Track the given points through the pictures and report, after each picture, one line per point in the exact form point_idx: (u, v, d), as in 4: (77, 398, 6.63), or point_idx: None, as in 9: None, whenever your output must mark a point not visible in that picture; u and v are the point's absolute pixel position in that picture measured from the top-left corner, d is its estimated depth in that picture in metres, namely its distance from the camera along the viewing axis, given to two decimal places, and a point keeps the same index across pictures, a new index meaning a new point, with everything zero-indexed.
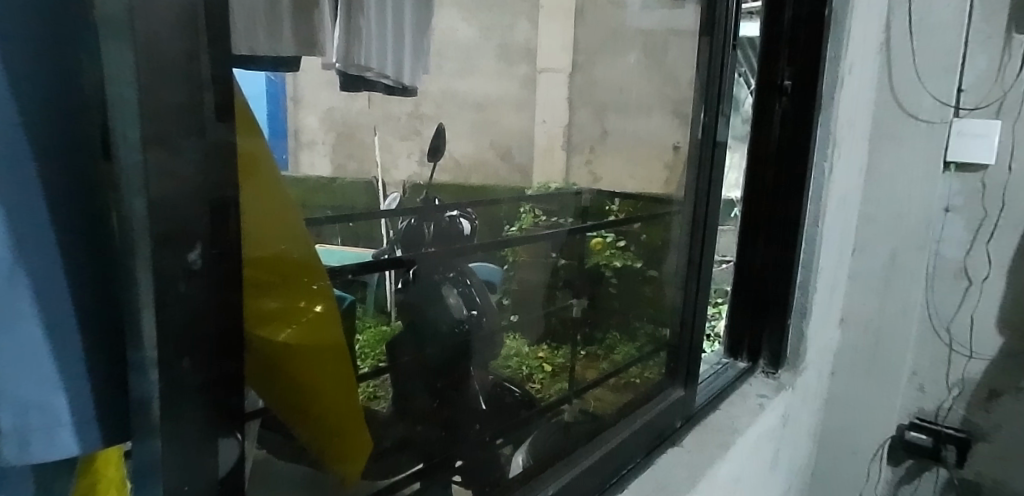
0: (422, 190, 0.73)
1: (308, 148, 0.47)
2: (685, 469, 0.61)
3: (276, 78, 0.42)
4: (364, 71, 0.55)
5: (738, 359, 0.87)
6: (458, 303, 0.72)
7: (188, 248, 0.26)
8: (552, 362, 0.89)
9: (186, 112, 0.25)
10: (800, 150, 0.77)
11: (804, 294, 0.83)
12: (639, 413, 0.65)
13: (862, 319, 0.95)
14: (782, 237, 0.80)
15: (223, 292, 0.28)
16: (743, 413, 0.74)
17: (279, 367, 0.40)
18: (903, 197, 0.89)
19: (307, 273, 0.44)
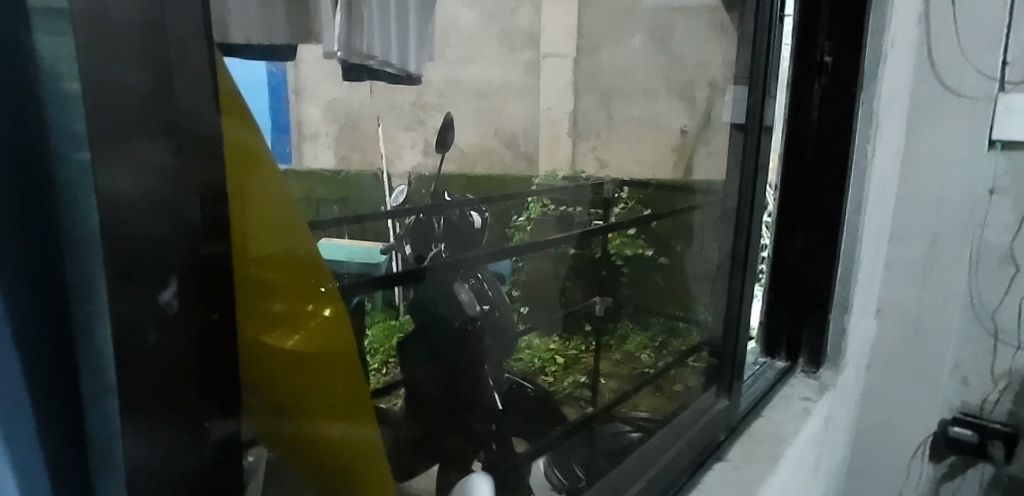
0: (431, 183, 0.68)
1: (313, 140, 0.45)
2: (736, 487, 0.62)
3: (279, 70, 0.40)
4: (366, 60, 0.51)
5: (777, 357, 0.93)
6: (470, 300, 0.70)
7: (158, 287, 0.23)
8: (563, 354, 0.91)
9: (151, 111, 0.22)
10: (840, 129, 0.82)
11: (845, 287, 0.88)
12: (683, 430, 0.67)
13: (896, 309, 1.02)
14: (826, 231, 0.85)
15: (206, 332, 0.26)
16: (788, 420, 0.76)
17: (287, 377, 0.40)
18: (944, 182, 0.96)
19: (314, 277, 0.42)
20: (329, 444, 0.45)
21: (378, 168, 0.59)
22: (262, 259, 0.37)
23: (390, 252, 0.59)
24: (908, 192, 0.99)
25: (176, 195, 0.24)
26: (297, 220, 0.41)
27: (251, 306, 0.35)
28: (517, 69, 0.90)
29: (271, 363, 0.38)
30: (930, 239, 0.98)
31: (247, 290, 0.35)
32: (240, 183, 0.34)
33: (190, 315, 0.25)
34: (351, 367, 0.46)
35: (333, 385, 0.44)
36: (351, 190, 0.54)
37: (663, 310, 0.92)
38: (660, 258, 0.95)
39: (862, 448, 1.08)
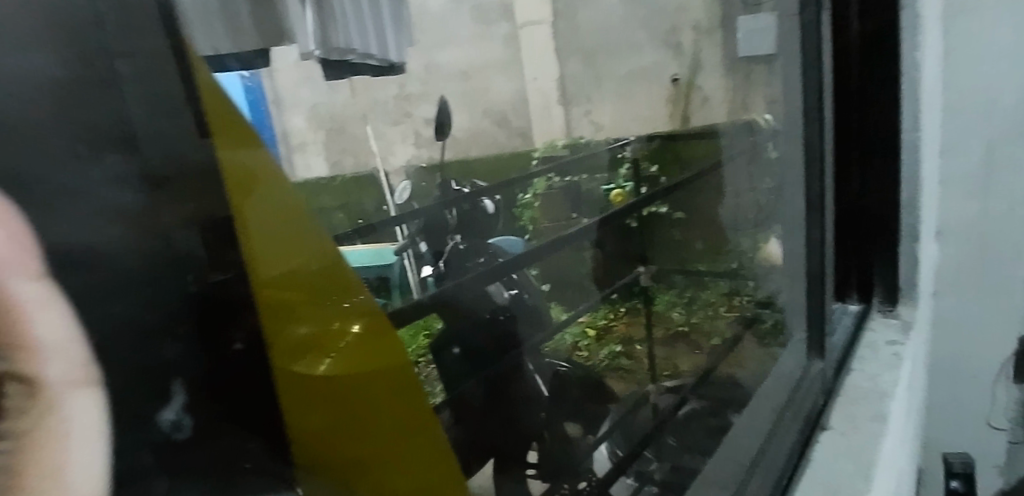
0: (434, 173, 0.65)
1: (301, 150, 0.41)
2: (850, 460, 0.67)
3: (254, 81, 0.37)
4: (346, 56, 0.48)
5: (850, 299, 1.09)
6: (497, 288, 0.71)
7: (160, 407, 0.27)
8: (594, 326, 0.89)
9: (108, 183, 0.25)
10: (879, 43, 0.94)
11: (911, 214, 1.03)
12: (787, 410, 0.74)
13: (963, 228, 1.24)
14: (881, 159, 0.98)
15: (203, 423, 0.29)
16: (880, 370, 0.87)
17: (326, 403, 0.38)
18: (1002, 84, 1.13)
19: (343, 291, 0.40)
20: (388, 468, 0.43)
21: (375, 168, 0.55)
22: (278, 287, 0.35)
23: (402, 252, 0.55)
24: (957, 100, 1.18)
25: (163, 317, 0.27)
26: (315, 233, 0.38)
27: (271, 337, 0.34)
28: (495, 45, 0.76)
29: (305, 394, 0.36)
30: (986, 144, 1.17)
31: (264, 323, 0.34)
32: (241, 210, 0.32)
33: (197, 411, 0.29)
34: (391, 383, 0.44)
35: (378, 406, 0.42)
36: (353, 194, 0.50)
37: (698, 263, 1.02)
38: (676, 213, 1.03)
39: (945, 378, 1.33)
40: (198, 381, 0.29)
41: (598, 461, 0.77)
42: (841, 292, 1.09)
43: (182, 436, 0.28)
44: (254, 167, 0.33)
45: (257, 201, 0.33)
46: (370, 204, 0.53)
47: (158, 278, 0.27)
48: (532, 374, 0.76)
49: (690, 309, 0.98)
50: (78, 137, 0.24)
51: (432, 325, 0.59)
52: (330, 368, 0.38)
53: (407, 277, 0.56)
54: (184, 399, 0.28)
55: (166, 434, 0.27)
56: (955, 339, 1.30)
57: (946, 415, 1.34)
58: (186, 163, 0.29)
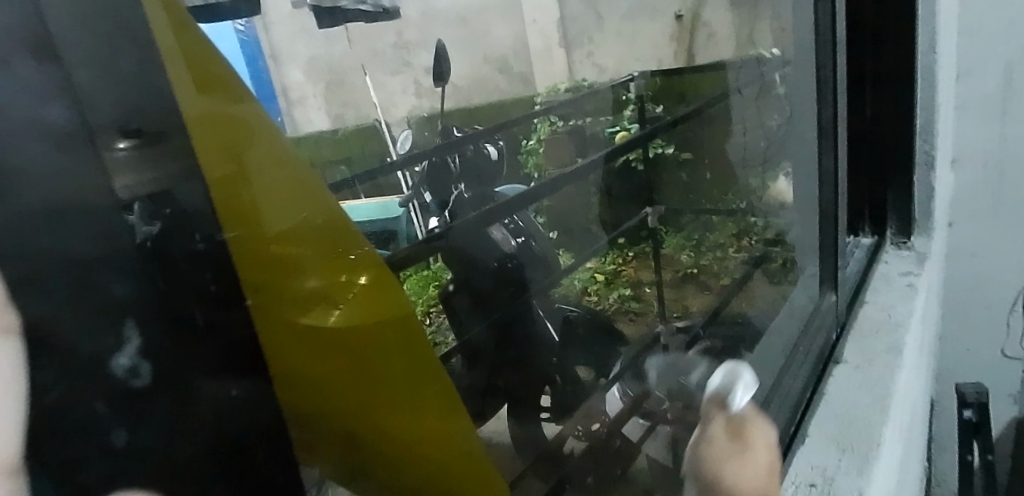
0: (436, 121, 0.63)
1: (302, 104, 0.41)
2: (864, 389, 0.74)
3: (251, 34, 0.37)
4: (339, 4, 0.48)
5: (863, 234, 1.09)
6: (505, 236, 0.71)
7: (113, 350, 0.24)
8: (603, 272, 0.88)
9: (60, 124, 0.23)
10: None
11: (927, 141, 1.02)
12: (801, 348, 0.80)
13: (976, 156, 1.28)
14: (896, 86, 0.98)
15: (174, 367, 0.27)
16: (895, 302, 0.92)
17: (325, 355, 0.37)
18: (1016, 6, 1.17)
19: (339, 242, 0.39)
20: (392, 428, 0.43)
21: (377, 119, 0.53)
22: (270, 245, 0.34)
23: (409, 204, 0.55)
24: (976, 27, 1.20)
25: (112, 253, 0.24)
26: (311, 185, 0.38)
27: (267, 296, 0.33)
28: None
29: (304, 354, 0.35)
30: None
31: (261, 280, 0.33)
32: (226, 163, 0.31)
33: (161, 358, 0.26)
34: (394, 334, 0.44)
35: (377, 364, 0.42)
36: (357, 146, 0.49)
37: (704, 203, 1.01)
38: (683, 153, 1.01)
39: (953, 305, 1.39)
40: (161, 323, 0.26)
41: (611, 400, 0.78)
42: (854, 226, 1.09)
43: (144, 383, 0.26)
44: (231, 110, 0.32)
45: (242, 150, 0.32)
46: (375, 155, 0.52)
47: (100, 211, 0.24)
48: (543, 319, 0.77)
49: (698, 250, 0.97)
50: (41, 69, 0.23)
51: (440, 275, 0.59)
52: (328, 326, 0.38)
53: (414, 227, 0.56)
54: (143, 343, 0.25)
55: (120, 379, 0.25)
56: (969, 269, 1.36)
57: (953, 343, 1.41)
58: (153, 100, 0.27)
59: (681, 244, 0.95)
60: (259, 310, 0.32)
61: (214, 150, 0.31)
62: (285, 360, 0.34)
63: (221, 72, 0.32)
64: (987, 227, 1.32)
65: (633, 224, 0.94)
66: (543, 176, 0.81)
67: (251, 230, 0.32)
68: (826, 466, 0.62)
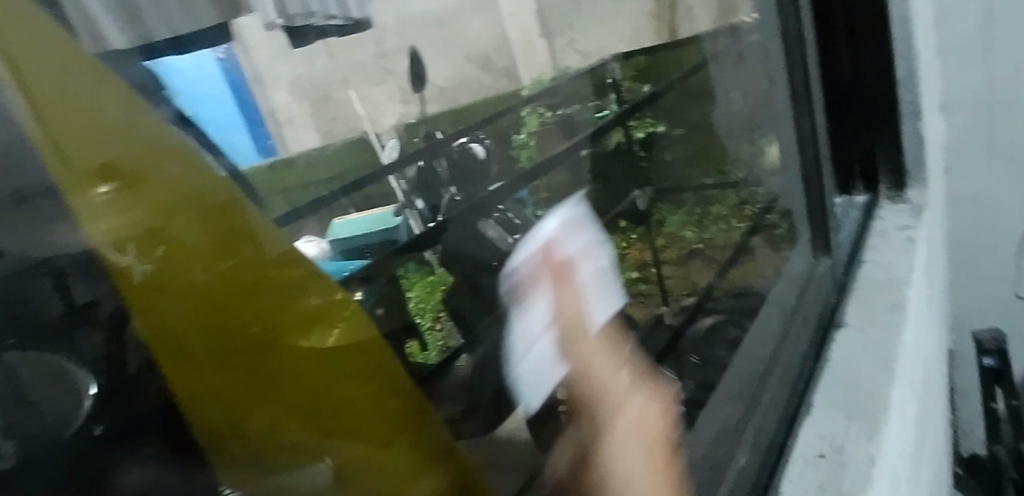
0: (421, 126, 0.62)
1: (291, 125, 0.41)
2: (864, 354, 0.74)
3: (230, 60, 0.37)
4: (308, 18, 0.47)
5: (855, 191, 1.11)
6: (499, 234, 0.69)
7: (75, 408, 0.26)
8: (609, 256, 0.85)
9: (45, 181, 0.26)
10: None
11: (911, 92, 1.01)
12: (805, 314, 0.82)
13: (966, 102, 1.28)
14: (871, 42, 0.97)
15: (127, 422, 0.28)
16: (891, 256, 0.94)
17: (296, 388, 0.36)
18: None
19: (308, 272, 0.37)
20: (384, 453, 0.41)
21: (366, 129, 0.53)
22: (215, 285, 0.33)
23: (403, 212, 0.55)
24: None
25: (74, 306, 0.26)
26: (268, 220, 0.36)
27: (227, 342, 0.33)
28: None
29: (264, 387, 0.34)
30: None
31: (213, 330, 0.32)
32: (154, 209, 0.30)
33: (129, 403, 0.28)
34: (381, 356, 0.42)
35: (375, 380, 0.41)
36: (348, 160, 0.49)
37: (702, 179, 0.99)
38: (676, 129, 0.99)
39: (963, 256, 1.39)
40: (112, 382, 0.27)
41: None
42: (845, 185, 1.11)
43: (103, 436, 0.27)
44: (173, 152, 0.31)
45: (178, 188, 0.31)
46: (366, 167, 0.51)
47: (68, 259, 0.26)
48: None
49: (702, 223, 0.98)
50: None
51: (444, 279, 0.61)
52: (311, 358, 0.37)
53: (413, 235, 0.57)
54: (99, 403, 0.27)
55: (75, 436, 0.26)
56: (972, 217, 1.36)
57: (966, 290, 1.42)
58: (116, 151, 0.29)
59: (679, 223, 0.96)
60: (209, 361, 0.32)
61: (142, 202, 0.30)
62: (234, 396, 0.33)
63: (170, 117, 0.32)
64: (983, 170, 1.32)
65: (632, 206, 0.91)
66: (537, 165, 0.80)
67: (189, 269, 0.31)
68: (834, 435, 0.63)
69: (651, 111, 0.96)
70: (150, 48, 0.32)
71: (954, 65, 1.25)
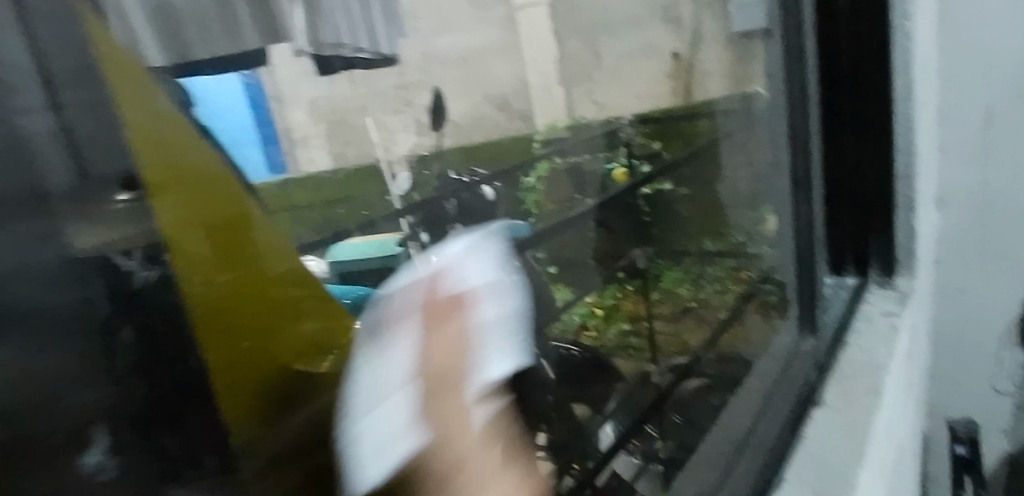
0: (435, 162, 0.64)
1: (301, 145, 0.43)
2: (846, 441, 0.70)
3: (253, 79, 0.40)
4: (337, 49, 0.49)
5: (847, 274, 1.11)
6: (502, 277, 0.69)
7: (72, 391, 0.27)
8: (603, 305, 0.88)
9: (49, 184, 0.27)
10: (868, 13, 0.96)
11: (907, 185, 1.04)
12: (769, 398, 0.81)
13: (962, 201, 1.30)
14: (874, 126, 1.01)
15: (128, 399, 0.29)
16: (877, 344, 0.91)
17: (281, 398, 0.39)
18: (995, 49, 1.20)
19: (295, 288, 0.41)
20: None
21: (377, 158, 0.55)
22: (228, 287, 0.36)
23: (406, 243, 0.55)
24: (950, 71, 1.24)
25: (65, 305, 0.27)
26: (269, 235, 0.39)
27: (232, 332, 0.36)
28: (491, 27, 0.74)
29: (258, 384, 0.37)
30: None
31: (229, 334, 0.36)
32: (180, 212, 0.33)
33: (166, 393, 0.31)
34: None
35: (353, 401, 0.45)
36: (353, 188, 0.50)
37: (702, 242, 1.00)
38: (680, 189, 0.99)
39: (948, 347, 1.39)
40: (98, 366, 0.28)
41: (602, 441, 0.77)
42: (839, 266, 1.11)
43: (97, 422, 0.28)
44: (197, 163, 0.34)
45: (199, 192, 0.34)
46: (371, 197, 0.53)
47: (90, 256, 0.28)
48: (542, 360, 0.74)
49: (697, 284, 0.98)
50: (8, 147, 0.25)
51: None
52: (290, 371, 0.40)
53: (413, 266, 0.56)
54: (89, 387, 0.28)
55: (111, 427, 0.28)
56: (959, 310, 1.37)
57: (943, 382, 1.41)
58: (133, 161, 0.31)
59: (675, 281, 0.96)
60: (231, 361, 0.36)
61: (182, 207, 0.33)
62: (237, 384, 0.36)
63: (195, 137, 0.35)
64: (968, 265, 1.33)
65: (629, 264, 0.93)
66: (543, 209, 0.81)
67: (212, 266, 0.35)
68: None
69: (660, 173, 0.98)
70: (179, 67, 0.34)
71: (951, 162, 1.28)
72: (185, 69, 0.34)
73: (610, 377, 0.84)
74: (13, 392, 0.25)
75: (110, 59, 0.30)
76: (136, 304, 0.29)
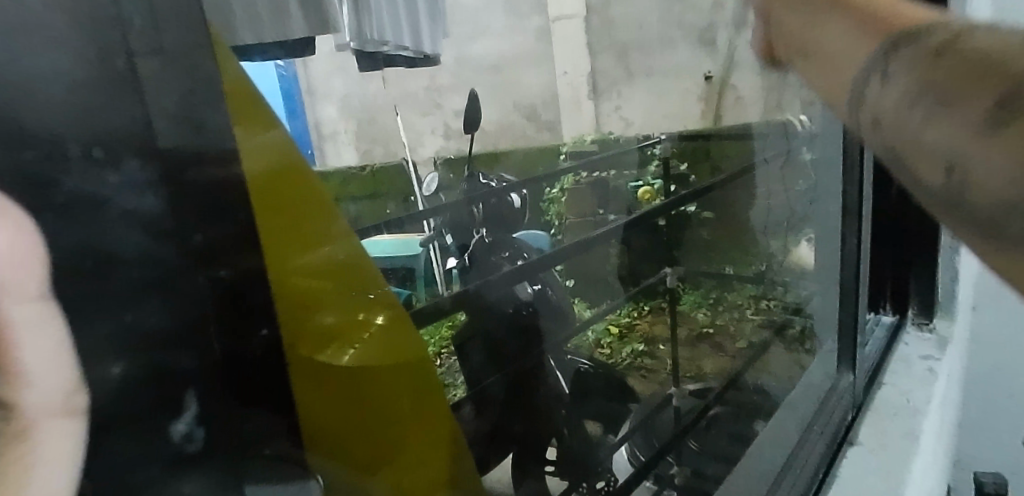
0: (462, 164, 0.66)
1: (332, 139, 0.44)
2: None
3: (289, 70, 0.41)
4: (380, 45, 0.50)
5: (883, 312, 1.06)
6: (520, 284, 0.70)
7: (172, 418, 0.27)
8: (617, 324, 0.87)
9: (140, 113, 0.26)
10: None
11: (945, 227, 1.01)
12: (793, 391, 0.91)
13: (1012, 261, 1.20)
14: None
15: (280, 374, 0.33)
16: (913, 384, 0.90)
17: (339, 398, 0.40)
18: None
19: (337, 280, 0.41)
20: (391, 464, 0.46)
21: (404, 157, 0.57)
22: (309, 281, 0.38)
23: (427, 244, 0.57)
24: None
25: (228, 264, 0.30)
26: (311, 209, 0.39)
27: (308, 332, 0.38)
28: (525, 37, 0.74)
29: (341, 386, 0.41)
30: None
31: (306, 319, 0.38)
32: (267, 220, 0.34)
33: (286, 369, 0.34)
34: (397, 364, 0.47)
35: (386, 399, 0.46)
36: (377, 184, 0.51)
37: (726, 267, 0.99)
38: (704, 213, 0.96)
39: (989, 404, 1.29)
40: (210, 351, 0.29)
41: (615, 462, 0.77)
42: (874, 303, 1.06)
43: (197, 447, 0.28)
44: (262, 165, 0.34)
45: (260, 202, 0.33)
46: (396, 195, 0.54)
47: (145, 193, 0.26)
48: (554, 370, 0.76)
49: (715, 308, 0.97)
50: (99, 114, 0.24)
51: (455, 317, 0.60)
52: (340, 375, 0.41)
53: (432, 264, 0.57)
54: (196, 393, 0.28)
55: (208, 381, 0.28)
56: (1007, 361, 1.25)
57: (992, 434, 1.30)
58: (210, 143, 0.29)
59: (710, 302, 0.96)
60: (309, 331, 0.38)
61: (275, 178, 0.35)
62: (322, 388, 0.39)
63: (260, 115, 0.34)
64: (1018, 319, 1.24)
65: (653, 286, 0.93)
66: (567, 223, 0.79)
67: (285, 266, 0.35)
68: None
69: (687, 193, 0.95)
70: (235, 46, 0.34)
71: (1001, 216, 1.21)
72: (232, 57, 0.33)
73: (620, 396, 0.83)
74: (148, 368, 0.26)
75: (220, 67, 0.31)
76: (186, 250, 0.27)
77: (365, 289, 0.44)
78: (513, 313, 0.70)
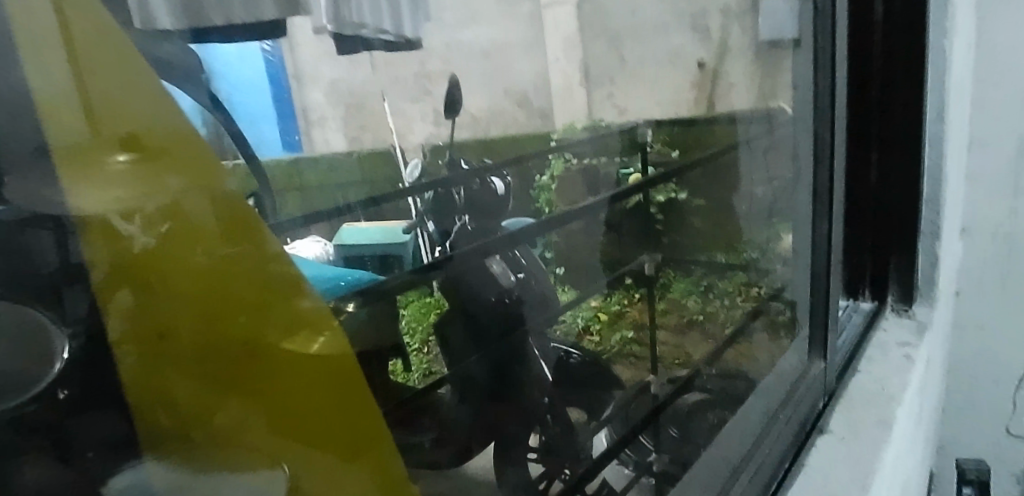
0: (446, 152, 0.65)
1: (321, 125, 0.46)
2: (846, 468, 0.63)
3: (275, 54, 0.42)
4: (358, 29, 0.49)
5: (862, 299, 1.01)
6: (503, 271, 0.69)
7: None
8: (606, 311, 0.85)
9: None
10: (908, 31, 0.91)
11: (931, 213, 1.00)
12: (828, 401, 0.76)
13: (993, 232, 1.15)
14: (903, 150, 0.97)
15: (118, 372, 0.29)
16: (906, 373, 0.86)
17: (233, 391, 0.35)
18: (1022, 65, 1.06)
19: (244, 267, 0.34)
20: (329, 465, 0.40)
21: (392, 144, 0.57)
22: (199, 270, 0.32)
23: (414, 230, 0.58)
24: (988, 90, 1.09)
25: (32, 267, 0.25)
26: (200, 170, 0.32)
27: (197, 321, 0.33)
28: (517, 22, 0.76)
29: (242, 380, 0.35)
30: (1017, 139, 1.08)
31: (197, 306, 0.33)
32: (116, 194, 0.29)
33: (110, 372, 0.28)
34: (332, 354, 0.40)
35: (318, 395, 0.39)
36: (350, 168, 0.50)
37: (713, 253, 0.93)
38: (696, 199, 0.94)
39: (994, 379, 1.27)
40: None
41: (597, 444, 0.74)
42: (853, 288, 1.01)
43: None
44: (111, 118, 0.29)
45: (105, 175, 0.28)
46: (381, 182, 0.55)
47: None
48: (537, 359, 0.73)
49: (704, 296, 0.92)
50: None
51: (440, 304, 0.62)
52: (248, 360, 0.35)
53: (417, 250, 0.58)
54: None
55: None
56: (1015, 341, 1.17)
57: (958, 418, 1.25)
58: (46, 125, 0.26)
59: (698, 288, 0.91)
60: (199, 321, 0.33)
61: (134, 138, 0.30)
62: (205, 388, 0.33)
63: (113, 58, 0.29)
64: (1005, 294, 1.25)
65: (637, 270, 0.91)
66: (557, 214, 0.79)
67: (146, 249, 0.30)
68: None
69: (676, 177, 0.92)
70: (194, 33, 0.36)
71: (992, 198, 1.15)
72: (158, 47, 0.33)
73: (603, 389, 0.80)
74: None
75: (70, 43, 0.27)
76: None
77: (287, 272, 0.37)
78: (496, 298, 0.69)
